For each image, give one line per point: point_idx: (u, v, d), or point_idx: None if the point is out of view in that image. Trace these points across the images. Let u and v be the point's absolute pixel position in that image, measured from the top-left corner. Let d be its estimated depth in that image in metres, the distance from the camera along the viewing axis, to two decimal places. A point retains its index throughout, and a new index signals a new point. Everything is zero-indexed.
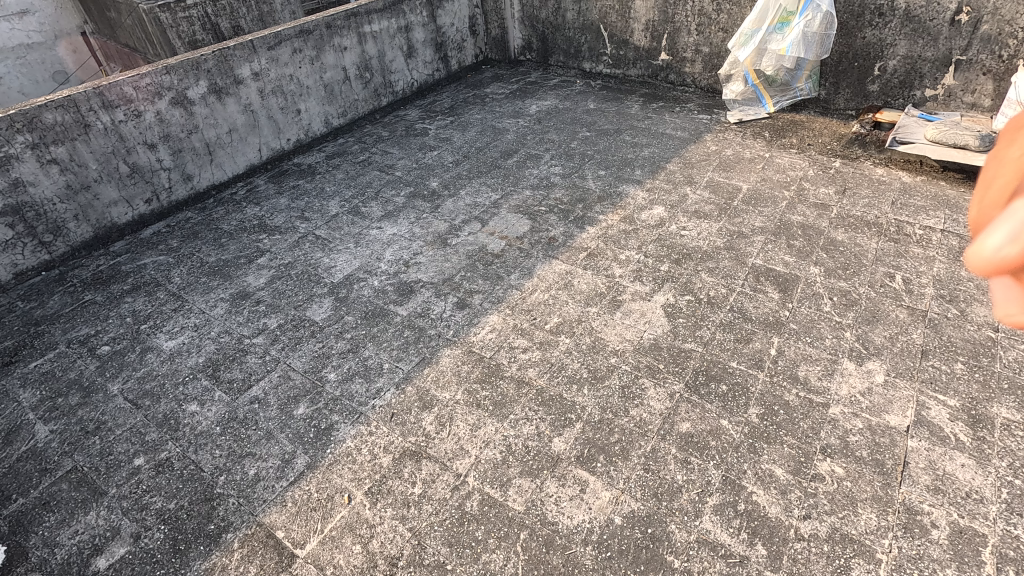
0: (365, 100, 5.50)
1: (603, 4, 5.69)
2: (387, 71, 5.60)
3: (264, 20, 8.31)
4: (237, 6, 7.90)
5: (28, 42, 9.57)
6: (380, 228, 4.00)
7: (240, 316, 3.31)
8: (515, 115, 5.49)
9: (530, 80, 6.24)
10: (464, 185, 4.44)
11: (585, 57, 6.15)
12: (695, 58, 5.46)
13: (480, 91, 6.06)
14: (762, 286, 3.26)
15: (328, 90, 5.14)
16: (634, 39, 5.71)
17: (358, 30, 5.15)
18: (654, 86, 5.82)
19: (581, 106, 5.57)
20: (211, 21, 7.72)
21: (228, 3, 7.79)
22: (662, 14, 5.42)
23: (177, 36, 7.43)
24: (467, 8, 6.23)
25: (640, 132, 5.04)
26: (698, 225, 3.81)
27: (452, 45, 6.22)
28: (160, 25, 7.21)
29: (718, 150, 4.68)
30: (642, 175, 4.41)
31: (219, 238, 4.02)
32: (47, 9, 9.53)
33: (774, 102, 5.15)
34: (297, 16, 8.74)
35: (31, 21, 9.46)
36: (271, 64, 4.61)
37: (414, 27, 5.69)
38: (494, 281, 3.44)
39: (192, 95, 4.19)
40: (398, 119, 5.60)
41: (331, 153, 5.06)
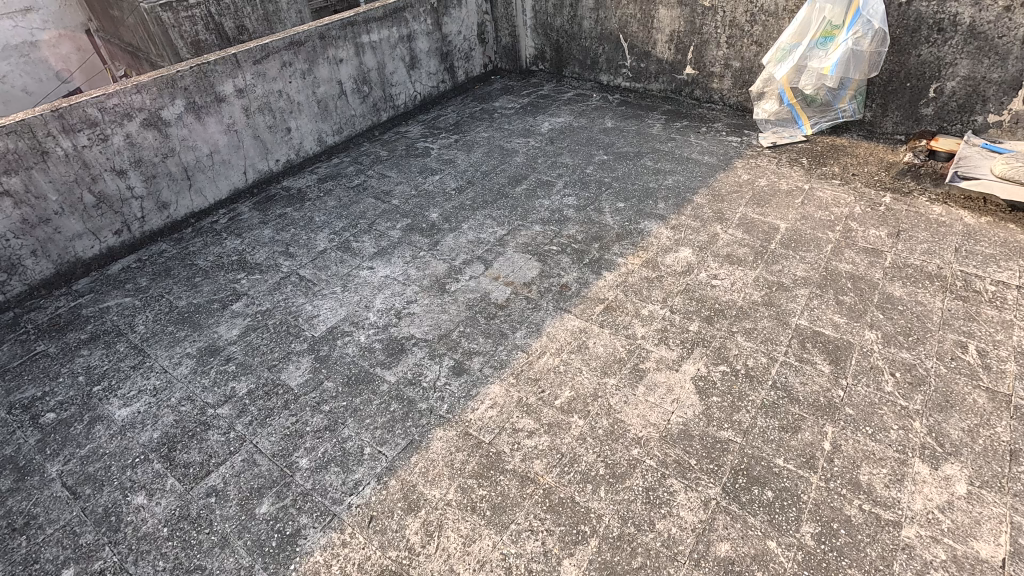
0: (363, 115, 5.07)
1: (624, 13, 5.21)
2: (387, 84, 5.17)
3: (269, 20, 7.93)
4: (242, 5, 7.52)
5: (31, 41, 9.25)
6: (371, 268, 3.57)
7: (206, 378, 2.89)
8: (525, 134, 5.03)
9: (541, 94, 5.78)
10: (467, 217, 3.99)
11: (602, 69, 5.68)
12: (724, 74, 4.98)
13: (489, 105, 5.61)
14: (809, 355, 2.79)
15: (322, 106, 4.71)
16: (657, 50, 5.23)
17: (355, 40, 4.72)
18: (678, 103, 5.34)
19: (597, 125, 5.11)
20: (215, 21, 7.32)
21: (232, 3, 7.41)
22: (689, 24, 4.93)
23: (180, 36, 7.03)
24: (476, 16, 5.78)
25: (663, 157, 4.56)
26: (731, 273, 3.34)
27: (459, 54, 5.77)
28: (160, 25, 6.84)
29: (750, 180, 4.20)
30: (666, 209, 3.94)
31: (193, 277, 3.61)
32: (51, 6, 9.24)
33: (813, 124, 4.67)
34: (303, 17, 8.33)
35: (36, 19, 9.15)
36: (258, 79, 4.19)
37: (417, 36, 5.25)
38: (497, 340, 3.00)
39: (167, 115, 3.78)
40: (398, 136, 5.16)
41: (324, 176, 4.64)
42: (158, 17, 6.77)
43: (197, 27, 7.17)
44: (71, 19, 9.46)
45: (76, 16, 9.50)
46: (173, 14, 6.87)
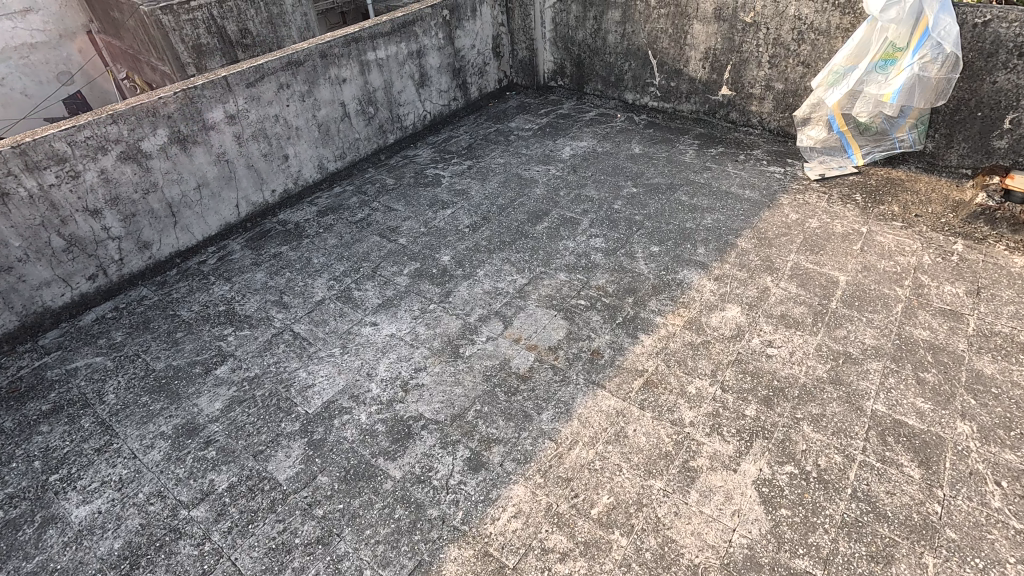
0: (367, 138, 4.66)
1: (653, 27, 4.77)
2: (395, 103, 4.75)
3: (275, 23, 7.52)
4: (246, 8, 7.11)
5: (32, 42, 8.85)
6: (375, 325, 3.15)
7: (180, 468, 2.48)
8: (544, 161, 4.60)
9: (561, 113, 5.35)
10: (482, 261, 3.57)
11: (627, 87, 5.23)
12: (765, 95, 4.53)
13: (504, 126, 5.19)
14: (892, 455, 2.34)
15: (323, 130, 4.30)
16: (690, 68, 4.79)
17: (360, 58, 4.31)
18: (711, 126, 4.90)
19: (624, 151, 4.67)
20: (217, 25, 6.91)
21: (236, 6, 7.01)
22: (727, 41, 4.47)
23: (182, 41, 6.62)
24: (490, 28, 5.35)
25: (699, 191, 4.12)
26: (788, 340, 2.90)
27: (472, 70, 5.34)
28: (161, 29, 6.44)
29: (799, 220, 3.76)
30: (706, 255, 3.50)
31: (174, 332, 3.21)
32: (51, 7, 8.82)
33: (864, 154, 4.22)
34: (308, 21, 7.91)
35: (35, 19, 8.73)
36: (252, 104, 3.78)
37: (428, 51, 4.82)
38: (520, 423, 2.57)
39: (148, 146, 3.37)
40: (406, 161, 4.74)
41: (324, 207, 4.22)
42: (158, 20, 6.35)
43: (199, 30, 6.76)
44: (72, 20, 9.05)
45: (77, 17, 9.08)
46: (174, 17, 6.46)
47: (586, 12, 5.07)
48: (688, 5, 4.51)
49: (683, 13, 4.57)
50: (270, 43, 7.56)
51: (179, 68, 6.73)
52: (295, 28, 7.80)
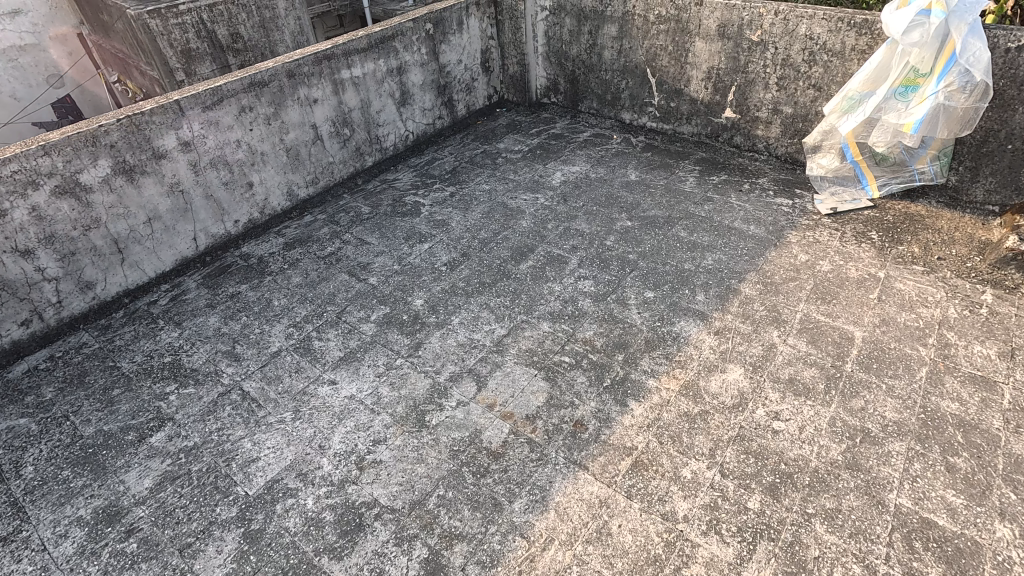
0: (343, 162, 4.33)
1: (653, 44, 4.42)
2: (373, 124, 4.42)
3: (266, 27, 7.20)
4: (236, 11, 6.80)
5: (21, 45, 8.24)
6: (333, 384, 2.82)
7: (94, 565, 2.15)
8: (532, 189, 4.27)
9: (552, 133, 5.02)
10: (458, 306, 3.24)
11: (624, 106, 4.89)
12: (772, 119, 4.18)
13: (491, 147, 4.86)
14: (921, 567, 1.99)
15: (292, 155, 3.97)
16: (691, 88, 4.44)
17: (333, 77, 3.98)
18: (713, 149, 4.56)
19: (618, 178, 4.34)
20: (207, 29, 6.59)
21: (225, 9, 6.69)
22: (732, 60, 4.13)
23: (170, 46, 6.29)
24: (479, 41, 5.02)
25: (700, 226, 3.78)
26: (798, 411, 2.55)
27: (458, 86, 5.01)
28: (148, 33, 6.13)
29: (809, 262, 3.41)
30: (706, 303, 3.16)
31: (111, 388, 2.88)
32: (40, 8, 8.19)
33: (880, 185, 3.88)
34: (301, 26, 7.58)
35: (24, 21, 8.11)
36: (209, 129, 3.45)
37: (409, 68, 4.49)
38: (488, 515, 2.23)
39: (87, 179, 3.04)
40: (384, 186, 4.41)
41: (291, 239, 3.89)
42: (146, 24, 6.02)
43: (188, 35, 6.44)
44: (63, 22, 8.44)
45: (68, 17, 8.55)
46: (162, 21, 6.13)
47: (580, 26, 4.73)
48: (690, 21, 4.17)
49: (685, 29, 4.22)
50: (261, 47, 7.23)
51: (166, 74, 6.41)
52: (288, 32, 7.47)
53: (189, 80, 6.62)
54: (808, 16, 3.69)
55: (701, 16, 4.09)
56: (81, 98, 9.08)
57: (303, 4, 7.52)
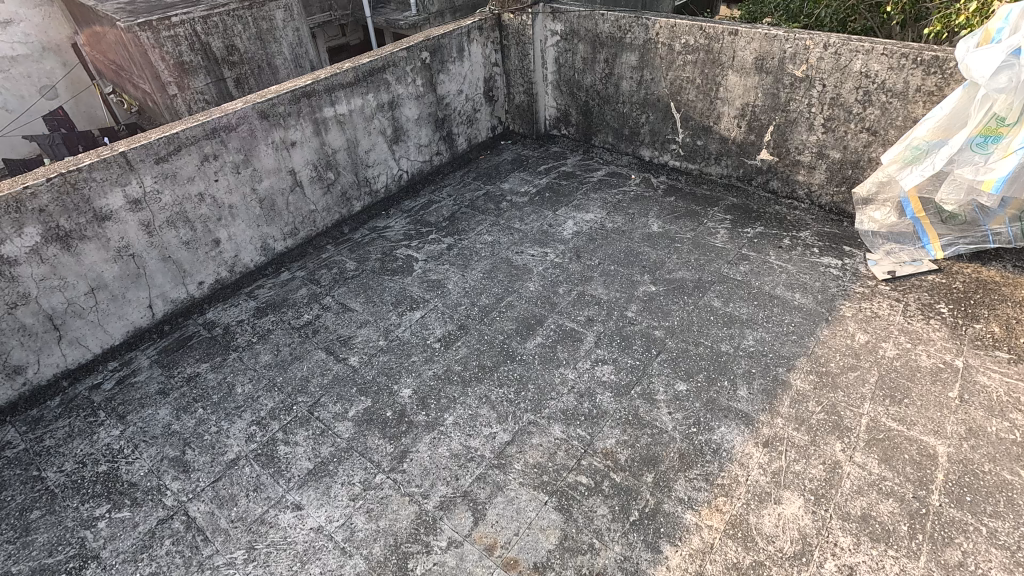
0: (326, 209, 3.84)
1: (679, 75, 3.90)
2: (361, 165, 3.93)
3: (263, 39, 6.73)
4: (232, 22, 6.33)
5: (13, 56, 7.55)
6: (297, 510, 2.30)
7: None
8: (540, 241, 3.76)
9: (562, 172, 4.51)
10: (453, 399, 2.72)
11: (644, 142, 4.38)
12: (816, 164, 3.66)
13: (494, 189, 4.36)
14: None
15: (266, 205, 3.48)
16: (721, 126, 3.92)
17: (313, 116, 3.49)
18: (746, 195, 4.04)
19: (638, 229, 3.82)
20: (201, 41, 6.13)
21: (219, 21, 6.22)
22: (771, 97, 3.60)
23: (162, 60, 5.82)
24: (482, 69, 4.52)
25: (736, 293, 3.25)
26: (878, 567, 2.01)
27: (458, 119, 4.51)
28: (139, 45, 5.69)
29: (869, 345, 2.88)
30: (750, 401, 2.64)
31: (31, 509, 2.36)
32: (34, 18, 7.56)
33: (944, 245, 3.34)
34: (301, 38, 7.11)
35: (16, 32, 7.46)
36: (163, 183, 2.96)
37: (403, 101, 3.99)
38: None
39: (10, 251, 2.54)
40: (372, 236, 3.92)
41: (264, 303, 3.39)
42: (136, 36, 5.56)
43: (181, 47, 5.96)
44: (58, 32, 7.80)
45: (62, 27, 7.82)
46: (153, 33, 5.67)
47: (595, 53, 4.21)
48: (722, 52, 3.64)
49: (715, 61, 3.70)
50: (258, 61, 6.74)
51: (158, 89, 5.95)
52: (286, 45, 6.97)
53: (183, 95, 6.16)
54: (863, 50, 3.16)
55: (735, 46, 3.57)
56: (76, 111, 8.27)
57: (302, 15, 7.05)
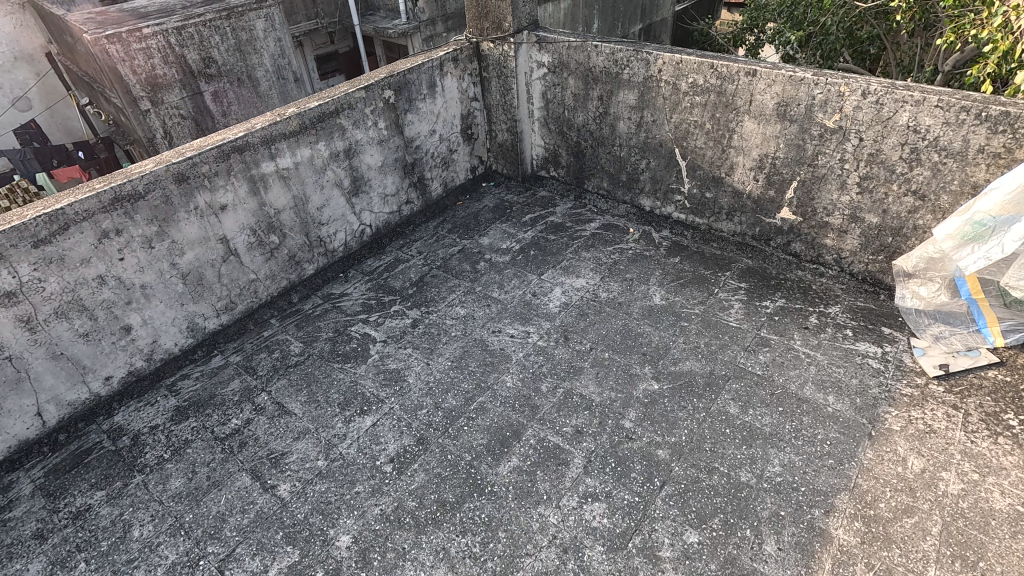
0: (270, 277, 3.26)
1: (685, 118, 3.34)
2: (313, 224, 3.36)
3: (242, 50, 6.29)
4: (209, 33, 5.94)
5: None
6: None
7: None
8: (521, 317, 3.18)
9: (550, 223, 3.94)
10: (401, 554, 2.14)
11: (644, 190, 3.81)
12: (847, 228, 3.09)
13: (470, 246, 3.78)
14: None
15: (191, 281, 2.90)
16: (734, 178, 3.35)
17: (248, 173, 2.92)
18: (762, 257, 3.48)
19: (637, 302, 3.24)
20: (176, 53, 5.71)
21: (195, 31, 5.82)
22: (795, 149, 3.03)
23: (134, 75, 5.47)
24: (459, 105, 3.94)
25: (757, 394, 2.67)
26: None
27: (431, 162, 3.94)
28: (107, 59, 5.29)
29: (926, 476, 2.29)
30: (780, 562, 2.06)
31: None
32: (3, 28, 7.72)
33: (1005, 331, 2.74)
34: (284, 49, 6.64)
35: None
36: (47, 269, 2.38)
37: (362, 148, 3.42)
38: None
39: None
40: (324, 308, 3.33)
41: (185, 402, 2.81)
42: (105, 49, 5.23)
43: (153, 60, 5.58)
44: (28, 40, 7.91)
45: (33, 37, 8.05)
46: (122, 46, 5.31)
47: (588, 90, 3.64)
48: (737, 95, 3.08)
49: (729, 105, 3.13)
50: (238, 73, 6.31)
51: (129, 104, 5.59)
52: (268, 55, 6.54)
53: (157, 110, 5.74)
54: (913, 101, 2.58)
55: (753, 88, 3.00)
56: (50, 124, 8.46)
57: (285, 25, 6.57)
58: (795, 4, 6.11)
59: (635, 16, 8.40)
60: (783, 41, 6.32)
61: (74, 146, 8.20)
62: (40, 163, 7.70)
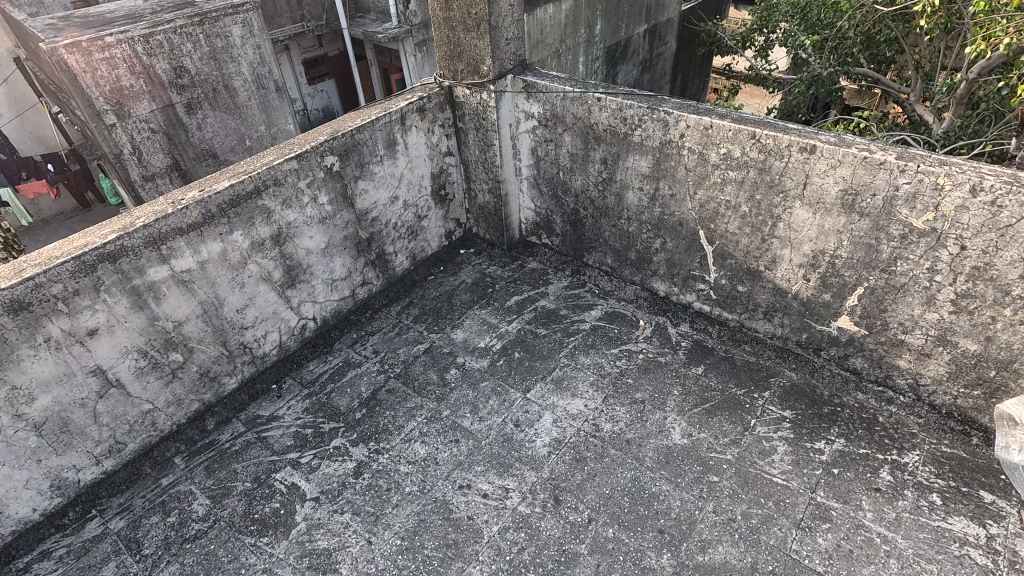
0: (173, 404, 2.51)
1: (713, 195, 2.57)
2: (231, 332, 2.60)
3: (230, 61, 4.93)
4: None
5: None
6: None
7: None
8: (499, 461, 2.42)
9: (541, 310, 3.18)
10: None
11: (658, 273, 3.05)
12: (931, 351, 2.33)
13: (439, 342, 3.02)
14: None
15: (51, 431, 2.14)
16: (777, 273, 2.59)
17: (127, 284, 2.16)
18: (809, 368, 2.72)
19: (650, 440, 2.48)
20: (144, 62, 4.37)
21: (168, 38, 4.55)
22: (864, 249, 2.27)
23: (96, 85, 4.21)
24: (428, 162, 3.17)
25: None
26: None
27: (394, 234, 3.18)
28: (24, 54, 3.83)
29: None
30: None
31: None
32: None
33: None
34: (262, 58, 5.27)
35: None
36: None
37: (297, 231, 2.66)
38: None
39: None
40: (246, 442, 2.58)
41: None
42: (62, 60, 3.99)
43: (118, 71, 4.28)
44: None
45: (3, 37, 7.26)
46: (81, 57, 4.06)
47: (589, 150, 2.88)
48: (785, 174, 2.31)
49: (773, 186, 2.36)
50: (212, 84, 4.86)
51: (90, 118, 4.26)
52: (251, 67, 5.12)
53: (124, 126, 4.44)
54: None
55: (809, 168, 2.24)
56: (20, 132, 7.73)
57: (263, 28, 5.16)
58: (810, 4, 5.31)
59: (642, 15, 7.16)
60: (798, 45, 5.36)
61: (43, 157, 7.85)
62: (6, 175, 7.55)
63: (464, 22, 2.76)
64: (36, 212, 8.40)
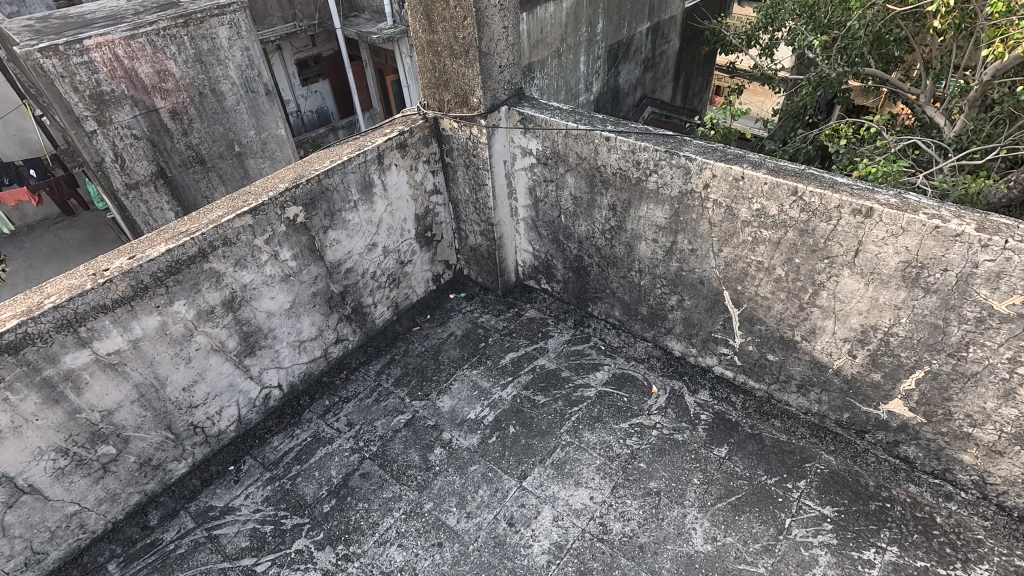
0: (106, 501, 2.13)
1: (743, 253, 2.18)
2: (176, 414, 2.22)
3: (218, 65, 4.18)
4: None
5: None
6: None
7: None
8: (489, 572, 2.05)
9: (539, 370, 2.79)
10: None
11: (674, 332, 2.67)
12: (1005, 448, 1.96)
13: (422, 411, 2.64)
14: None
15: None
16: (817, 345, 2.21)
17: (35, 377, 1.78)
18: (851, 452, 2.34)
19: (668, 545, 2.10)
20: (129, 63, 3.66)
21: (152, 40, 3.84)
22: (927, 329, 1.89)
23: (75, 91, 3.50)
24: (411, 203, 2.79)
25: None
26: None
27: (373, 285, 2.79)
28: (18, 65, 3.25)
29: None
30: None
31: None
32: None
33: None
34: None
35: None
36: None
37: (254, 293, 2.27)
38: None
39: None
40: (193, 543, 2.20)
41: None
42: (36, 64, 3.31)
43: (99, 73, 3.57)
44: None
45: None
46: (59, 60, 3.37)
47: (595, 194, 2.49)
48: (833, 237, 1.92)
49: (817, 249, 1.98)
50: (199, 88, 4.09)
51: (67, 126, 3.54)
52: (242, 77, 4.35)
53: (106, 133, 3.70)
54: None
55: (863, 234, 1.85)
56: None
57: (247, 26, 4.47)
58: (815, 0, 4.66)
59: (643, 11, 6.64)
60: (801, 46, 4.63)
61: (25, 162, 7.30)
62: None
63: (450, 48, 2.37)
64: (20, 218, 7.95)
